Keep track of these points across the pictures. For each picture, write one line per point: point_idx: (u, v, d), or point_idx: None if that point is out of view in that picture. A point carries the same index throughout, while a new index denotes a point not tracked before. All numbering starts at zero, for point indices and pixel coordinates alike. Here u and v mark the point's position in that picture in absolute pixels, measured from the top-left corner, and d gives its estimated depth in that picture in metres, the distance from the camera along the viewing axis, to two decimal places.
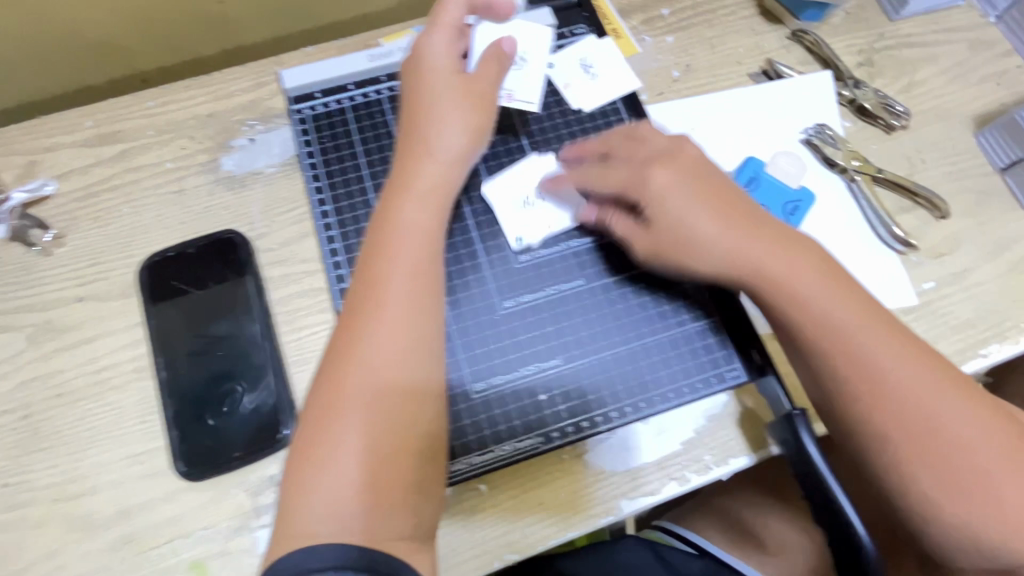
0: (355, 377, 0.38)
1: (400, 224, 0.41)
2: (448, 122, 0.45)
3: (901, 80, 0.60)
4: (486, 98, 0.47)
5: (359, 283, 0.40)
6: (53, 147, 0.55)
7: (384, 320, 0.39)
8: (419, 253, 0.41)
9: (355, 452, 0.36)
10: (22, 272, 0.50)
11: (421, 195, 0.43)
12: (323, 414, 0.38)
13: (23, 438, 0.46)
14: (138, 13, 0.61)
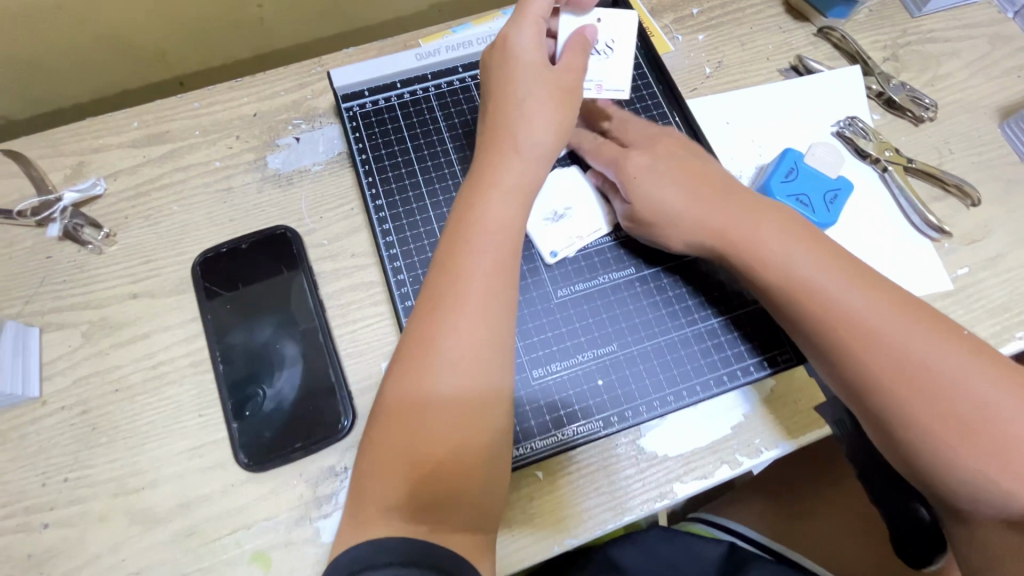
0: (438, 369, 0.38)
1: (481, 221, 0.41)
2: (534, 119, 0.45)
3: (925, 74, 0.62)
4: (574, 95, 0.47)
5: (438, 277, 0.40)
6: (101, 148, 0.55)
7: (464, 318, 0.39)
8: (500, 252, 0.41)
9: (428, 443, 0.37)
10: (76, 270, 0.51)
11: (508, 193, 0.43)
12: (400, 403, 0.38)
13: (82, 433, 0.46)
14: (180, 17, 0.62)
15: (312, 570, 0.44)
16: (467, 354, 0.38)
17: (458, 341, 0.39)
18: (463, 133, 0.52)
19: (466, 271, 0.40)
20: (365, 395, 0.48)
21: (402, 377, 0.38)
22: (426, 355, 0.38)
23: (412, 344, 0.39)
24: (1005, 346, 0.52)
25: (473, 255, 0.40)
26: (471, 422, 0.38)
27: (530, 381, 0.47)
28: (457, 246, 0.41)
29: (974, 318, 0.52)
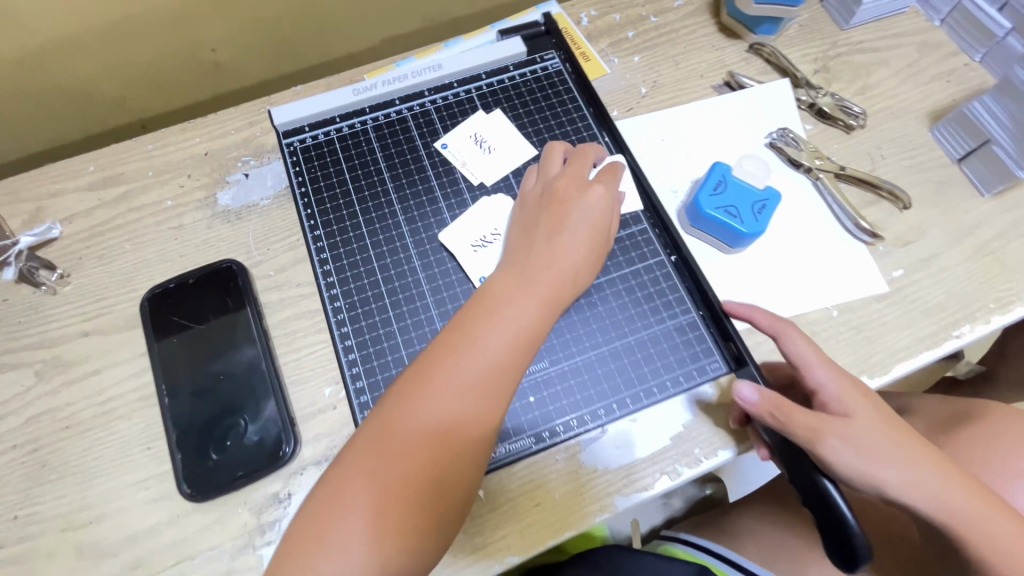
0: (422, 441, 0.37)
1: (497, 310, 0.42)
2: (564, 228, 0.47)
3: (856, 84, 0.64)
4: (604, 222, 0.48)
5: (440, 353, 0.40)
6: (58, 193, 0.58)
7: (461, 403, 0.38)
8: (512, 352, 0.41)
9: (381, 518, 0.35)
10: (32, 312, 0.53)
11: (537, 294, 0.43)
12: (374, 463, 0.37)
13: (32, 470, 0.47)
14: (137, 64, 0.65)
15: None
16: (457, 437, 0.38)
17: (452, 424, 0.38)
18: (399, 163, 0.54)
19: (475, 358, 0.39)
20: (310, 421, 0.49)
21: (385, 434, 0.37)
22: (420, 423, 0.38)
23: (396, 422, 0.38)
24: (940, 344, 0.52)
25: (488, 342, 0.40)
26: (441, 505, 0.37)
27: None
28: (469, 323, 0.41)
29: (910, 319, 0.53)
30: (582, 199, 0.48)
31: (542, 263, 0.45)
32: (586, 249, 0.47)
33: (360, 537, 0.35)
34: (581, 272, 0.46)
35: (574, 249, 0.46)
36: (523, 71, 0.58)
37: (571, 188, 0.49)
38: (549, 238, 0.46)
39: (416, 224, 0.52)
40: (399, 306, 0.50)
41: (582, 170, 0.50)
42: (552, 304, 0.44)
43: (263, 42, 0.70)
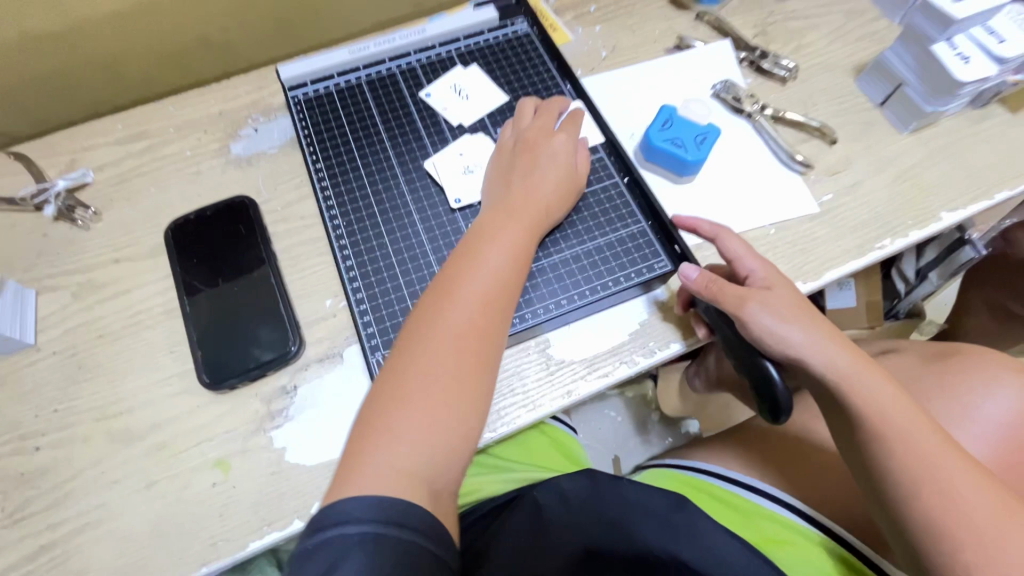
0: (445, 347, 0.44)
1: (484, 244, 0.49)
2: (536, 174, 0.54)
3: (790, 45, 0.73)
4: (571, 163, 0.56)
5: (440, 286, 0.47)
6: (90, 147, 0.66)
7: (461, 318, 0.45)
8: (500, 273, 0.48)
9: (413, 424, 0.41)
10: (68, 243, 0.60)
11: (520, 227, 0.51)
12: (396, 381, 0.43)
13: (70, 371, 0.54)
14: (157, 41, 0.74)
15: (267, 471, 0.50)
16: (475, 339, 0.45)
17: (467, 329, 0.45)
18: (389, 110, 0.63)
19: (477, 276, 0.47)
20: (312, 327, 0.56)
21: (404, 357, 0.44)
22: (438, 333, 0.44)
23: (410, 346, 0.44)
24: (866, 254, 0.60)
25: (479, 267, 0.47)
26: (467, 399, 0.43)
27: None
28: (469, 252, 0.48)
29: (838, 234, 0.61)
30: (549, 147, 0.56)
31: (523, 200, 0.52)
32: (558, 181, 0.54)
33: (414, 431, 0.41)
34: (555, 203, 0.54)
35: (548, 185, 0.54)
36: (496, 35, 0.67)
37: (540, 136, 0.57)
38: (525, 178, 0.54)
39: (404, 157, 0.60)
40: (389, 224, 0.57)
41: (547, 123, 0.58)
42: (534, 229, 0.52)
43: (269, 23, 0.79)
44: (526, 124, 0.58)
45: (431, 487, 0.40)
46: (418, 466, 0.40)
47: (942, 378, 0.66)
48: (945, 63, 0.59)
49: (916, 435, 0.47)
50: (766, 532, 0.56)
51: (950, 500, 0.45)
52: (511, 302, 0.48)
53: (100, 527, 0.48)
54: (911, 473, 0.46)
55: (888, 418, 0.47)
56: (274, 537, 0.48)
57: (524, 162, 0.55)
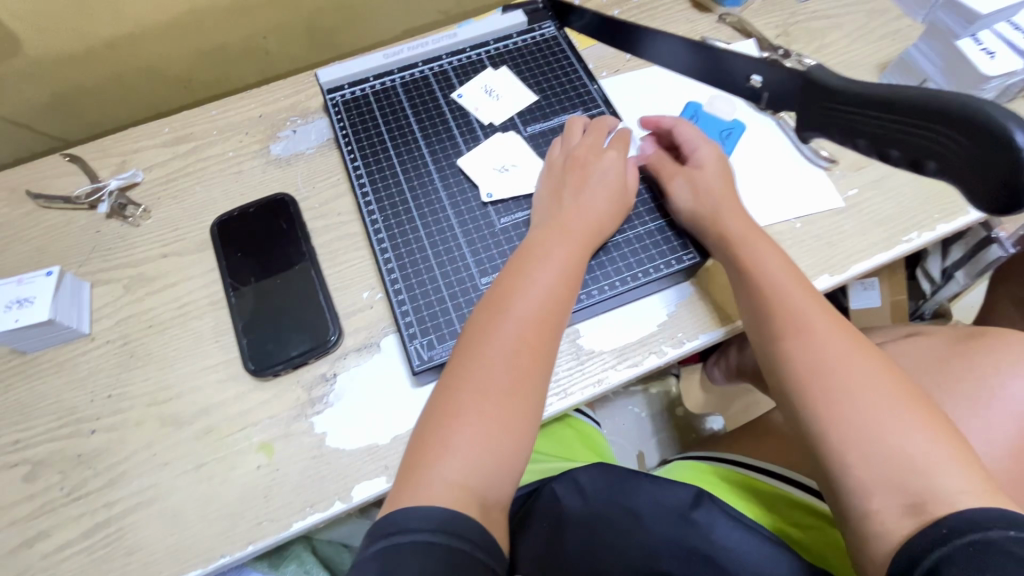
0: (499, 363, 0.45)
1: (538, 267, 0.50)
2: (587, 195, 0.55)
3: (812, 44, 0.74)
4: (622, 185, 0.57)
5: (492, 307, 0.48)
6: (139, 149, 0.69)
7: (513, 339, 0.47)
8: (554, 295, 0.49)
9: (470, 438, 0.43)
10: (120, 239, 0.63)
11: (573, 247, 0.52)
12: (450, 396, 0.45)
13: (123, 359, 0.57)
14: (201, 50, 0.78)
15: (309, 454, 0.52)
16: (528, 356, 0.46)
17: (519, 346, 0.46)
18: (423, 111, 0.65)
19: (531, 294, 0.48)
20: (350, 318, 0.58)
21: (461, 377, 0.46)
22: (491, 349, 0.46)
23: (466, 363, 0.46)
24: (893, 247, 0.60)
25: (534, 291, 0.49)
26: (520, 418, 0.45)
27: (468, 287, 0.56)
28: (521, 270, 0.50)
29: (864, 228, 0.61)
30: (597, 165, 0.57)
31: (573, 218, 0.53)
32: (608, 199, 0.55)
33: (468, 444, 0.43)
34: (605, 221, 0.55)
35: (597, 203, 0.55)
36: (525, 38, 0.70)
37: (589, 154, 0.57)
38: (575, 197, 0.55)
39: (439, 156, 0.63)
40: (425, 219, 0.60)
41: (596, 141, 0.59)
42: (585, 247, 0.53)
43: (303, 31, 0.82)
44: (575, 142, 0.59)
45: (482, 498, 0.42)
46: (472, 477, 0.42)
47: (970, 358, 0.64)
48: (969, 58, 0.60)
49: (859, 374, 0.46)
50: (788, 518, 0.57)
51: (877, 435, 0.43)
52: (564, 321, 0.49)
53: (152, 505, 0.51)
54: (828, 409, 0.45)
55: (810, 366, 0.47)
56: (315, 518, 0.50)
57: (571, 179, 0.56)
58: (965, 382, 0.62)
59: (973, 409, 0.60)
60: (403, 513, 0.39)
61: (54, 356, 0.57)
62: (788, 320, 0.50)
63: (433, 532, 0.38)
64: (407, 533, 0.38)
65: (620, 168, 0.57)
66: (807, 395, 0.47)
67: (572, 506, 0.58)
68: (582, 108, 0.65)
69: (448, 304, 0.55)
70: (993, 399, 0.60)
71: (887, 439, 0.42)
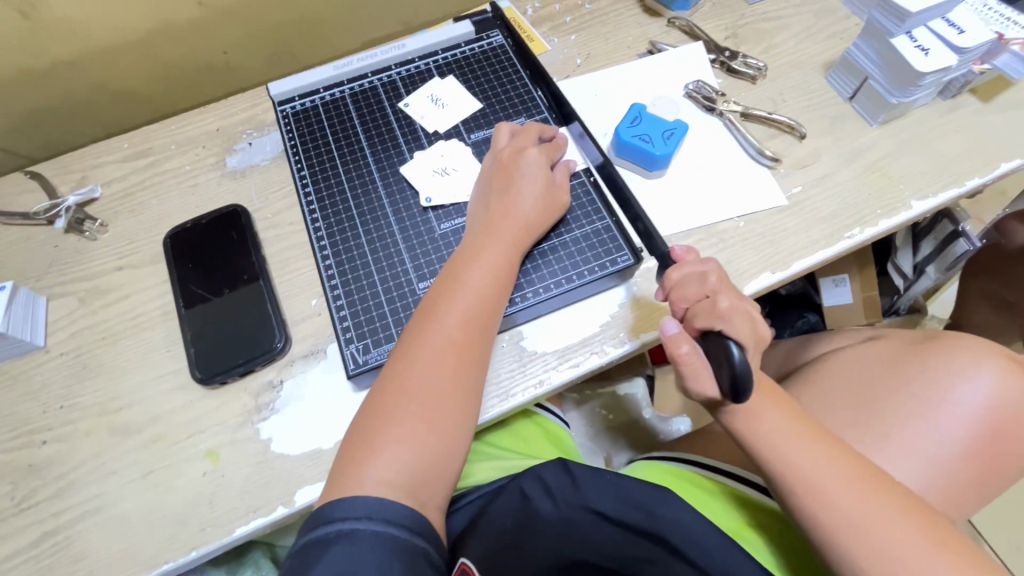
0: (430, 364, 0.47)
1: (467, 273, 0.51)
2: (515, 197, 0.56)
3: (760, 45, 0.75)
4: (551, 184, 0.58)
5: (419, 315, 0.50)
6: (99, 165, 0.70)
7: (434, 345, 0.48)
8: (476, 297, 0.50)
9: (397, 443, 0.45)
10: (78, 253, 0.65)
11: (500, 247, 0.53)
12: (379, 402, 0.46)
13: (75, 370, 0.58)
14: (162, 65, 0.80)
15: (253, 461, 0.53)
16: (456, 355, 0.48)
17: (443, 348, 0.48)
18: (371, 120, 0.67)
19: (460, 297, 0.50)
20: (298, 326, 0.59)
21: (388, 387, 0.47)
22: (421, 353, 0.47)
23: (392, 373, 0.48)
24: (836, 243, 0.61)
25: (458, 296, 0.50)
26: (447, 419, 0.46)
27: (405, 291, 0.57)
28: (450, 276, 0.51)
29: (807, 225, 0.62)
30: (523, 165, 0.57)
31: (502, 220, 0.54)
32: (536, 198, 0.56)
33: (400, 446, 0.44)
34: (534, 219, 0.56)
35: (525, 203, 0.55)
36: (473, 46, 0.71)
37: (515, 153, 0.58)
38: (503, 198, 0.56)
39: (383, 164, 0.64)
40: (368, 227, 0.61)
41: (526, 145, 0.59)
42: (515, 245, 0.54)
43: (263, 45, 0.84)
44: (503, 144, 0.60)
45: (418, 491, 0.44)
46: (401, 477, 0.43)
47: (927, 360, 0.64)
48: (905, 55, 0.60)
49: (822, 464, 0.51)
50: (744, 518, 0.59)
51: (847, 503, 0.49)
52: (491, 320, 0.51)
53: (100, 513, 0.51)
54: (812, 486, 0.50)
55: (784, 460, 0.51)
56: (259, 522, 0.51)
57: (499, 179, 0.57)
58: (915, 384, 0.63)
59: (926, 412, 0.61)
60: (336, 503, 0.41)
61: (9, 368, 0.58)
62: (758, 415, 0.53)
63: (351, 516, 0.41)
64: (331, 523, 0.40)
65: (545, 167, 0.58)
66: (792, 475, 0.51)
67: (537, 504, 0.58)
68: (526, 114, 0.66)
69: (385, 310, 0.57)
70: (950, 403, 0.61)
71: (859, 506, 0.49)
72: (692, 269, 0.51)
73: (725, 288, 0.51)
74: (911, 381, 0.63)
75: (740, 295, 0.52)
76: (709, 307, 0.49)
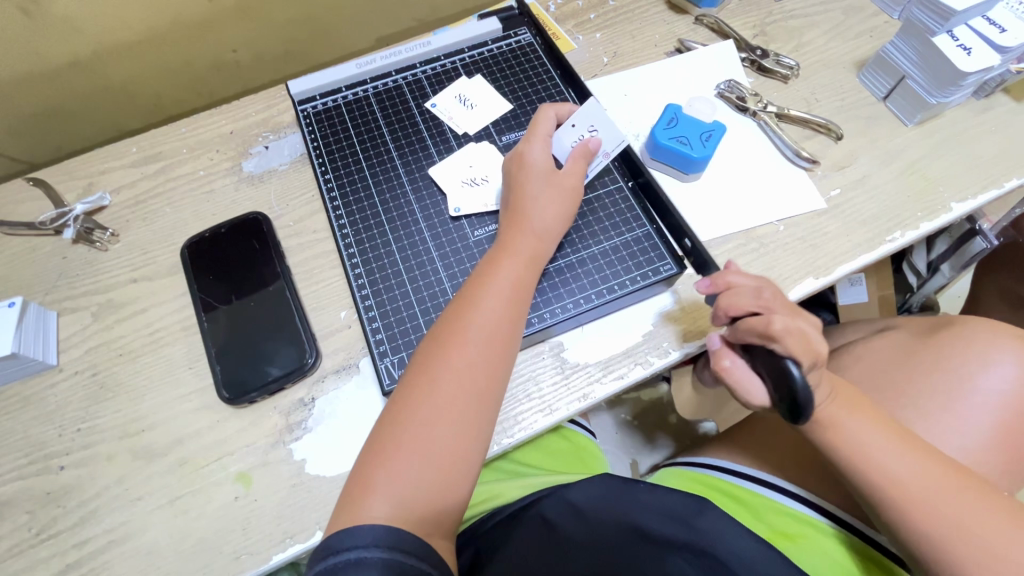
0: (445, 395, 0.45)
1: (487, 294, 0.49)
2: (535, 210, 0.53)
3: (790, 43, 0.73)
4: (572, 192, 0.55)
5: (435, 339, 0.48)
6: (106, 171, 0.67)
7: (450, 371, 0.46)
8: (496, 320, 0.49)
9: (410, 471, 0.43)
10: (88, 264, 0.61)
11: (519, 262, 0.51)
12: (393, 425, 0.45)
13: (92, 390, 0.55)
14: (168, 64, 0.76)
15: (287, 483, 0.51)
16: (472, 381, 0.46)
17: (460, 374, 0.46)
18: (396, 120, 0.64)
19: (478, 321, 0.48)
20: (328, 340, 0.56)
21: (400, 414, 0.45)
22: (437, 383, 0.46)
23: (404, 402, 0.46)
24: (877, 247, 0.60)
25: (477, 319, 0.48)
26: (463, 448, 0.45)
27: (440, 301, 0.55)
28: (468, 296, 0.50)
29: (848, 228, 0.61)
30: (539, 177, 0.55)
31: (520, 236, 0.53)
32: (556, 211, 0.54)
33: (399, 479, 0.43)
34: (552, 230, 0.54)
35: (542, 215, 0.53)
36: (500, 44, 0.68)
37: (528, 166, 0.55)
38: (519, 213, 0.54)
39: (411, 167, 0.61)
40: (397, 233, 0.59)
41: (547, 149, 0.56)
42: (533, 263, 0.52)
43: (273, 43, 0.81)
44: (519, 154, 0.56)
45: (423, 524, 0.42)
46: (412, 504, 0.42)
47: (943, 350, 0.63)
48: (946, 55, 0.59)
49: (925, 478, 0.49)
50: (777, 527, 0.56)
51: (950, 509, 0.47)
52: (511, 339, 0.49)
53: (125, 544, 0.49)
54: (910, 496, 0.48)
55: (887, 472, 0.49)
56: (296, 549, 0.48)
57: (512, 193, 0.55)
58: (939, 378, 0.61)
59: (950, 404, 0.60)
60: (342, 531, 0.39)
61: (20, 389, 0.55)
62: (862, 452, 0.50)
63: (378, 543, 0.39)
64: (356, 548, 0.38)
65: (575, 176, 0.55)
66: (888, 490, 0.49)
67: (560, 527, 0.55)
68: None
69: (420, 320, 0.54)
70: (972, 392, 0.60)
71: (964, 516, 0.47)
72: (746, 279, 0.51)
73: (783, 307, 0.49)
74: (919, 380, 0.62)
75: (794, 311, 0.49)
76: (762, 324, 0.47)
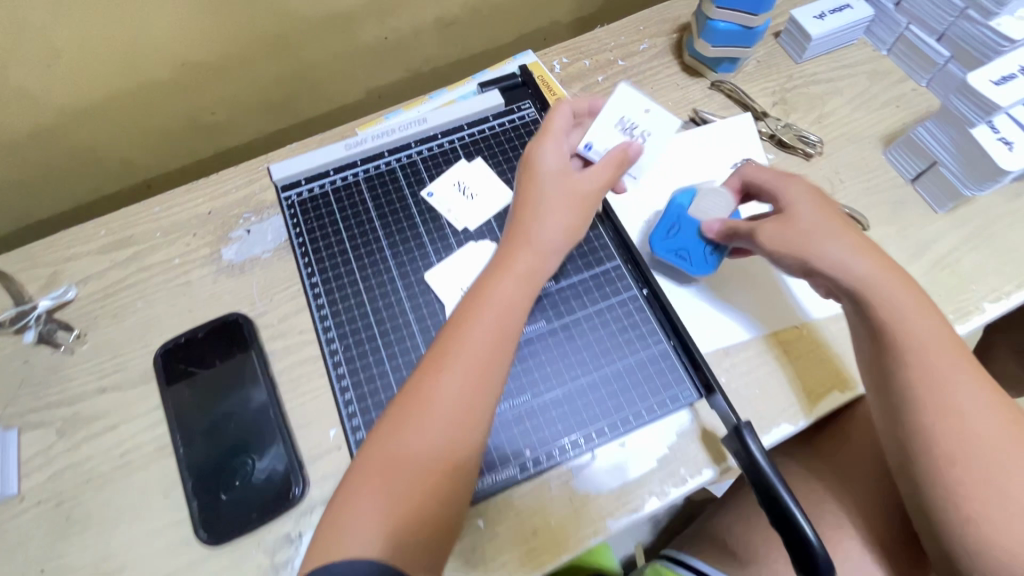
0: (434, 424, 0.42)
1: (485, 305, 0.46)
2: (546, 218, 0.50)
3: (812, 113, 0.69)
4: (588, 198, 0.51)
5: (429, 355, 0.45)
6: (73, 257, 0.61)
7: (441, 388, 0.43)
8: (495, 339, 0.45)
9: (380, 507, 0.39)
10: (51, 371, 0.56)
11: (518, 277, 0.48)
12: (383, 442, 0.42)
13: (57, 524, 0.50)
14: (139, 126, 0.70)
15: None
16: (461, 412, 0.43)
17: (449, 403, 0.43)
18: (389, 211, 0.59)
19: (470, 340, 0.45)
20: (316, 463, 0.52)
21: (388, 437, 0.42)
22: (430, 412, 0.42)
23: (391, 425, 0.42)
24: None
25: (474, 333, 0.45)
26: (442, 482, 0.41)
27: None
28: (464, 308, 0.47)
29: None
30: (550, 177, 0.51)
31: (522, 248, 0.49)
32: (566, 220, 0.50)
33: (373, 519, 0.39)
34: (558, 242, 0.50)
35: (551, 224, 0.49)
36: (502, 121, 0.63)
37: (542, 161, 0.52)
38: (526, 215, 0.50)
39: (405, 268, 0.57)
40: (391, 347, 0.54)
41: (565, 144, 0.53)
42: (532, 279, 0.48)
43: (255, 100, 0.75)
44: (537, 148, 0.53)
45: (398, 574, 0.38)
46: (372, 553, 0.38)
47: None
48: (985, 147, 0.54)
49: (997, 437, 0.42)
50: None
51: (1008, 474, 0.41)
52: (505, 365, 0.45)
53: None
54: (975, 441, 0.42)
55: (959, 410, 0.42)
56: None
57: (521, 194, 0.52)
58: None
59: None
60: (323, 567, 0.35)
61: None
62: (935, 387, 0.43)
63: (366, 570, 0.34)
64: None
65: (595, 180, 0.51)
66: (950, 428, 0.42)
67: None
68: None
69: None
70: None
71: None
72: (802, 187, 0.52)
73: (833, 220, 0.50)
74: None
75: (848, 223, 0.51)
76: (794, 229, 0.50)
